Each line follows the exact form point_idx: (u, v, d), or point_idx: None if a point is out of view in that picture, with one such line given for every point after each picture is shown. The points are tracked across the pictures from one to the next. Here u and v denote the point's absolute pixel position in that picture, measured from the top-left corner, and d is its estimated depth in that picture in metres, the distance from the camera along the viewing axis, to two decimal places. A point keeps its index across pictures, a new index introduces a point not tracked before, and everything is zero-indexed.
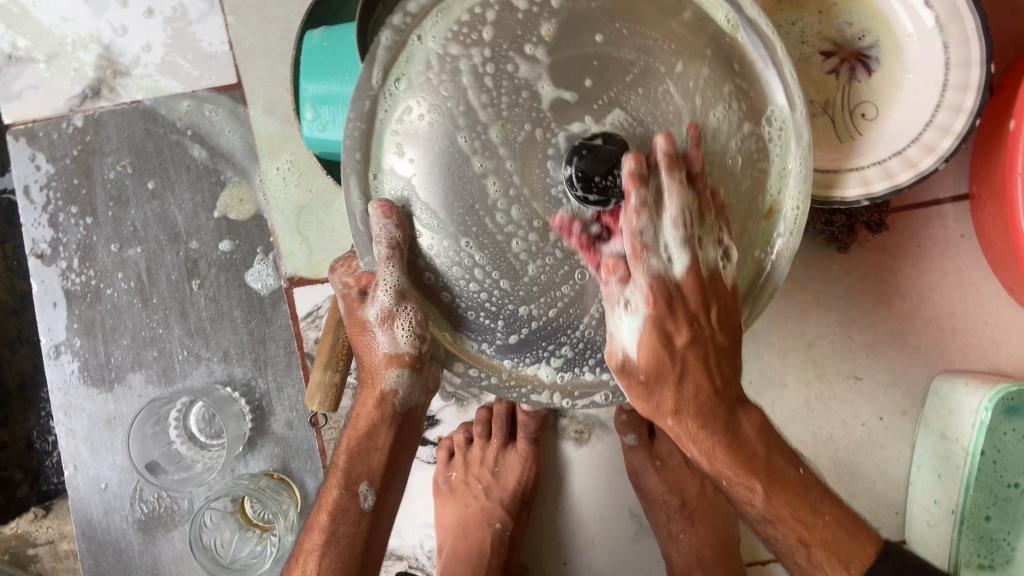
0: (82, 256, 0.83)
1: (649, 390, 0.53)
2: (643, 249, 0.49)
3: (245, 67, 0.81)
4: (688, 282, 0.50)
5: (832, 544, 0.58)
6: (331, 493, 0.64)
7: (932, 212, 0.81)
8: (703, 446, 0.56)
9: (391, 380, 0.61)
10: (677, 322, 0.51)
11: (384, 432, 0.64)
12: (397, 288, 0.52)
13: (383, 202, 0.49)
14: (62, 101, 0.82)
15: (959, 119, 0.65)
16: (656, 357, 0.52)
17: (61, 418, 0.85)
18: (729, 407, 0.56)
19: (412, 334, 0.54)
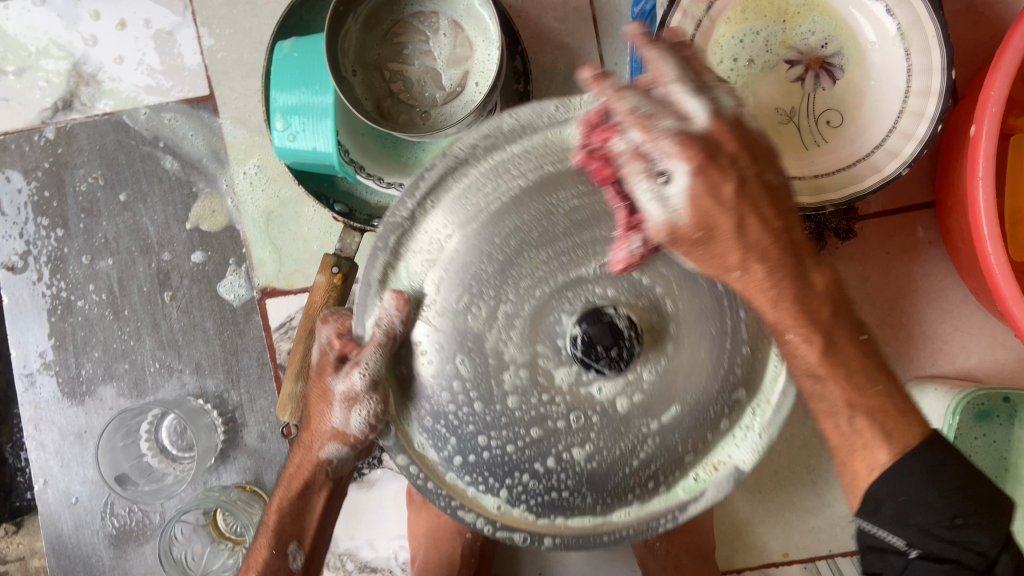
0: (53, 268, 0.83)
1: (705, 250, 0.44)
2: (648, 122, 0.41)
3: (218, 79, 0.81)
4: (721, 131, 0.42)
5: (881, 413, 0.49)
6: (260, 551, 0.60)
7: (899, 220, 0.82)
8: (771, 296, 0.45)
9: (328, 449, 0.56)
10: (723, 171, 0.42)
11: (317, 496, 0.60)
12: (371, 376, 0.48)
13: (398, 291, 0.46)
14: (34, 113, 0.82)
15: (921, 125, 0.66)
16: (704, 211, 0.42)
17: (31, 432, 0.84)
18: (795, 256, 0.46)
19: (368, 424, 0.49)
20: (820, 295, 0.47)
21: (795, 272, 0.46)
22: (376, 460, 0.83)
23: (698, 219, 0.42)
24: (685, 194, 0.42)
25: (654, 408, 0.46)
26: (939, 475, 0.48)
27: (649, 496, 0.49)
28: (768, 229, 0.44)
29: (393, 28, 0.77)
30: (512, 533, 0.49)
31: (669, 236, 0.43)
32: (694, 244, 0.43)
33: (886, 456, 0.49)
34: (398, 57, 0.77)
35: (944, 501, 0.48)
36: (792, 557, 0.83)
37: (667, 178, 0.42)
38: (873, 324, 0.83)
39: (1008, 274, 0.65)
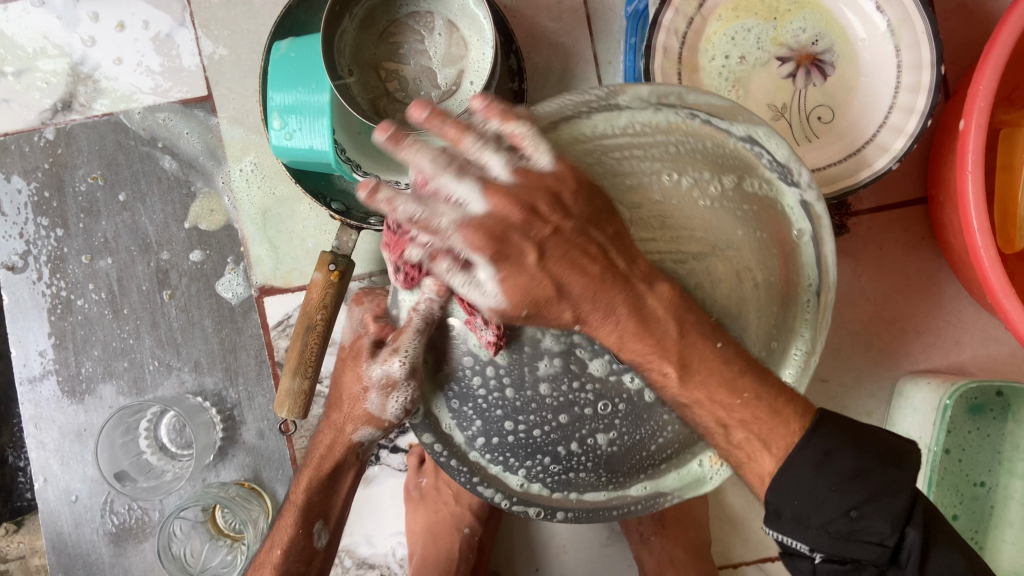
0: (53, 267, 0.83)
1: (535, 322, 0.46)
2: (427, 223, 0.44)
3: (216, 80, 0.82)
4: (505, 206, 0.45)
5: (753, 420, 0.48)
6: (284, 530, 0.62)
7: (892, 215, 0.82)
8: (614, 332, 0.47)
9: (359, 433, 0.61)
10: (518, 240, 0.45)
11: (347, 477, 0.64)
12: (411, 363, 0.52)
13: (442, 280, 0.47)
14: (34, 114, 0.83)
15: (912, 120, 0.67)
16: (526, 289, 0.45)
17: (31, 430, 0.84)
18: (624, 278, 0.47)
19: (404, 408, 0.55)
20: (686, 322, 0.47)
21: (639, 302, 0.47)
22: (374, 457, 0.84)
23: (519, 299, 0.45)
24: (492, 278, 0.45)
25: (684, 400, 0.49)
26: (830, 465, 0.47)
27: (660, 473, 0.53)
28: (585, 276, 0.46)
29: (389, 28, 0.78)
30: (527, 506, 0.54)
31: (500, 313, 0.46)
32: (522, 316, 0.46)
33: (771, 463, 0.48)
34: (395, 57, 0.78)
35: (839, 495, 0.46)
36: None
37: (475, 268, 0.45)
38: (867, 320, 0.84)
39: (998, 266, 0.66)
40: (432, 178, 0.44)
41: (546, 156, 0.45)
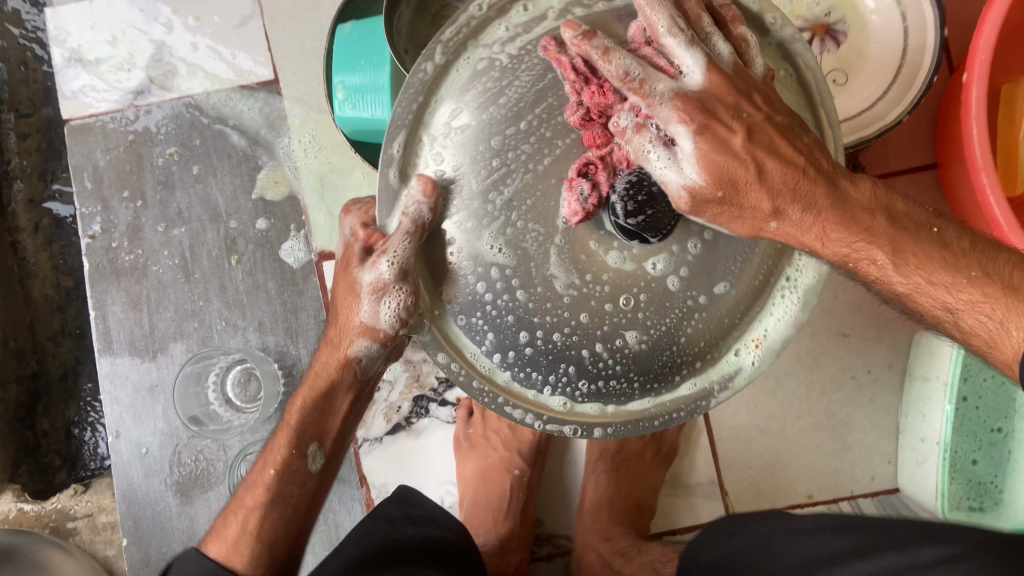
0: (131, 236, 0.91)
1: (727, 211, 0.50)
2: (642, 87, 0.47)
3: (282, 65, 0.90)
4: (718, 86, 0.48)
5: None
6: (281, 443, 0.63)
7: (903, 180, 0.89)
8: (813, 229, 0.51)
9: (357, 347, 0.59)
10: (725, 121, 0.49)
11: (341, 399, 0.62)
12: (402, 264, 0.52)
13: (428, 180, 0.51)
14: (116, 97, 0.91)
15: (919, 77, 0.74)
16: (720, 167, 0.49)
17: (106, 387, 0.91)
18: (830, 182, 0.51)
19: (397, 315, 0.54)
20: (863, 210, 0.52)
21: (813, 200, 0.51)
22: (424, 410, 0.90)
23: (715, 175, 0.49)
24: (692, 155, 0.48)
25: (700, 282, 0.52)
26: None
27: (694, 373, 0.56)
28: (784, 164, 0.50)
29: (440, 12, 0.87)
30: (561, 426, 0.55)
31: (694, 198, 0.49)
32: (726, 197, 0.49)
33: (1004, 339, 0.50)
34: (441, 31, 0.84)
35: None
36: (816, 498, 0.89)
37: (677, 143, 0.48)
38: None
39: (1004, 204, 0.72)
40: (659, 38, 0.48)
41: (756, 60, 0.50)
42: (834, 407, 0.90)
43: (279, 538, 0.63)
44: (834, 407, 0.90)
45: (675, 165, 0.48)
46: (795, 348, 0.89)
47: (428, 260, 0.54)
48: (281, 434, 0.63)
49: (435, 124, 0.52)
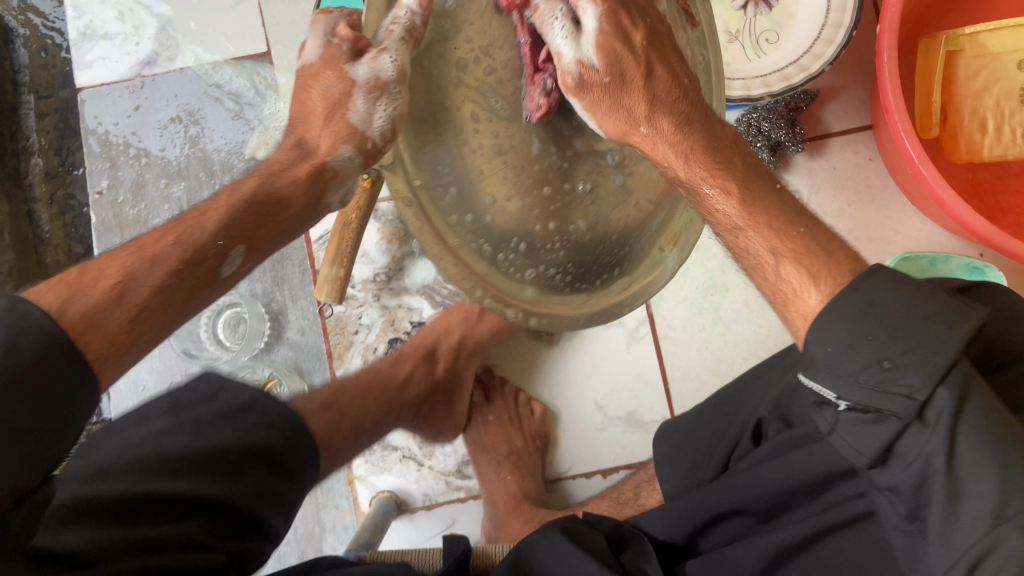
0: (135, 192, 1.00)
1: (615, 96, 0.52)
2: None
3: (274, 39, 1.00)
4: None
5: (805, 255, 0.51)
6: (192, 224, 0.53)
7: (842, 141, 0.97)
8: (685, 138, 0.54)
9: (335, 155, 0.56)
10: (630, 21, 0.52)
11: (251, 217, 0.56)
12: (399, 69, 0.48)
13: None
14: (125, 68, 1.01)
15: (840, 32, 0.83)
16: (612, 51, 0.51)
17: None
18: (702, 107, 0.55)
19: (388, 121, 0.50)
20: (729, 148, 0.55)
21: (682, 116, 0.54)
22: None
23: (607, 58, 0.51)
24: (597, 31, 0.50)
25: (637, 187, 0.58)
26: (872, 312, 0.46)
27: (609, 282, 0.60)
28: (672, 74, 0.53)
29: None
30: (504, 308, 0.53)
31: (583, 76, 0.51)
32: (617, 88, 0.52)
33: (815, 302, 0.50)
34: None
35: (875, 343, 0.45)
36: None
37: (584, 20, 0.50)
38: None
39: (915, 140, 0.80)
40: None
41: None
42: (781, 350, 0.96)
43: (151, 331, 0.49)
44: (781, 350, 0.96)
45: (576, 40, 0.50)
46: (743, 296, 0.96)
47: (425, 79, 0.50)
48: (200, 220, 0.54)
49: None
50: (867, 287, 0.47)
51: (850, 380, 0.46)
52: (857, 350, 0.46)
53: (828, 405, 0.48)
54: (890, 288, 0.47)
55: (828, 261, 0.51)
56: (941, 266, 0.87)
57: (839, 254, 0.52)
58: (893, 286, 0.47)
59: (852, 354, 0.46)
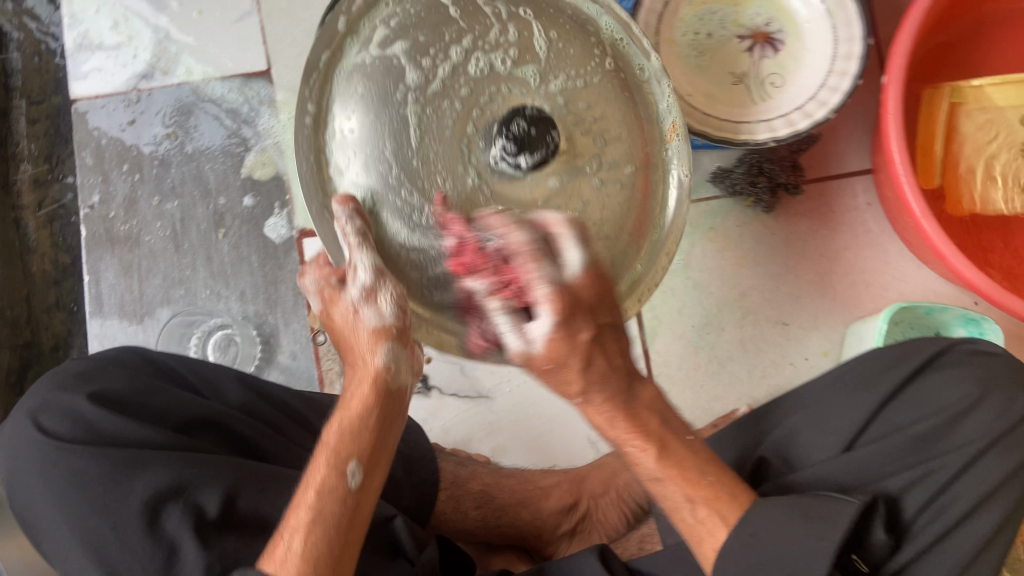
0: (126, 208, 0.98)
1: (556, 376, 0.55)
2: (536, 259, 0.52)
3: (275, 58, 0.99)
4: (586, 282, 0.53)
5: (715, 500, 0.58)
6: (316, 469, 0.57)
7: (842, 184, 0.97)
8: (601, 405, 0.57)
9: (380, 359, 0.60)
10: (581, 317, 0.53)
11: (377, 412, 0.60)
12: (397, 295, 0.59)
13: (342, 198, 0.57)
14: (121, 81, 0.99)
15: (845, 81, 0.82)
16: (563, 348, 0.53)
17: (95, 347, 0.97)
18: (627, 379, 0.58)
19: (398, 302, 0.59)
20: (647, 409, 0.59)
21: (622, 392, 0.58)
22: None
23: (555, 352, 0.53)
24: (545, 336, 0.52)
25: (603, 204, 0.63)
26: (759, 538, 0.56)
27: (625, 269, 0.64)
28: (607, 363, 0.56)
29: None
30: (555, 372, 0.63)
31: (525, 356, 0.54)
32: (551, 368, 0.54)
33: (722, 534, 0.57)
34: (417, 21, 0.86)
35: (759, 572, 0.55)
36: None
37: (534, 322, 0.52)
38: (815, 274, 0.97)
39: (918, 193, 0.80)
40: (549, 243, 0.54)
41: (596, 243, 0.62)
42: (775, 390, 0.96)
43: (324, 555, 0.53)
44: (775, 390, 0.96)
45: (527, 339, 0.53)
46: (737, 336, 0.97)
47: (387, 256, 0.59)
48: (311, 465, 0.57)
49: (339, 140, 0.60)
50: (750, 518, 0.57)
51: None
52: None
53: None
54: (774, 517, 0.56)
55: (722, 505, 0.57)
56: (938, 313, 0.88)
57: (722, 504, 0.57)
58: (778, 518, 0.56)
59: (745, 574, 0.56)
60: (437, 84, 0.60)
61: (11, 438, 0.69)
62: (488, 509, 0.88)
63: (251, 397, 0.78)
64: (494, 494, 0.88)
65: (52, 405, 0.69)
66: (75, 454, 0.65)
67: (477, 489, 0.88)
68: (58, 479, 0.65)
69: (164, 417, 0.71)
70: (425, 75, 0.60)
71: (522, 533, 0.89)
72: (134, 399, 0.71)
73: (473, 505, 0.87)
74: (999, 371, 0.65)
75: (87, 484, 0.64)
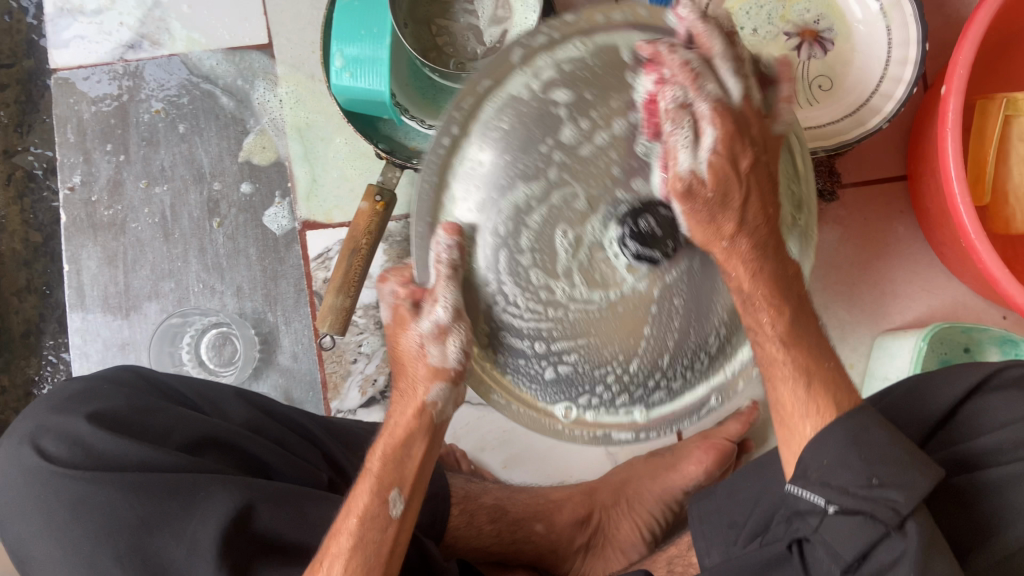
0: (111, 191, 0.91)
1: (712, 216, 0.48)
2: (696, 76, 0.46)
3: (277, 30, 0.90)
4: (734, 122, 0.47)
5: (826, 386, 0.55)
6: (359, 496, 0.57)
7: (877, 189, 0.93)
8: (752, 272, 0.51)
9: (431, 394, 0.55)
10: (743, 146, 0.48)
11: (420, 441, 0.57)
12: (456, 306, 0.50)
13: (452, 224, 0.48)
14: (106, 50, 0.90)
15: (900, 87, 0.78)
16: (723, 171, 0.47)
17: (77, 341, 0.90)
18: (778, 245, 0.52)
19: (465, 349, 0.51)
20: (788, 281, 0.53)
21: (767, 266, 0.51)
22: None
23: (717, 176, 0.47)
24: (711, 150, 0.47)
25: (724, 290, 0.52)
26: (861, 440, 0.53)
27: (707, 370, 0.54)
28: (768, 219, 0.50)
29: None
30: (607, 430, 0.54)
31: (677, 194, 0.47)
32: (715, 207, 0.48)
33: (811, 427, 0.55)
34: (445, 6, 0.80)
35: (865, 463, 0.53)
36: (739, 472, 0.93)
37: (702, 138, 0.47)
38: (843, 283, 0.93)
39: (972, 212, 0.76)
40: (693, 103, 0.47)
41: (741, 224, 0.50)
42: None
43: None
44: None
45: (677, 159, 0.47)
46: None
47: (465, 289, 0.50)
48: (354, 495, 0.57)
49: (463, 166, 0.48)
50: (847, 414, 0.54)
51: (841, 491, 0.53)
52: (854, 468, 0.53)
53: (813, 511, 0.54)
54: (876, 424, 0.54)
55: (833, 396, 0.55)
56: (975, 333, 0.85)
57: (829, 394, 0.55)
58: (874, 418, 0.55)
59: (846, 467, 0.53)
60: (592, 147, 0.47)
61: (3, 461, 0.63)
62: (502, 524, 0.81)
63: (258, 413, 0.72)
64: (507, 507, 0.82)
65: (48, 428, 0.63)
66: (72, 480, 0.59)
67: (490, 503, 0.81)
68: (58, 511, 0.59)
69: (168, 436, 0.64)
70: (581, 136, 0.47)
71: (538, 550, 0.82)
72: (134, 418, 0.64)
73: (487, 519, 0.80)
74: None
75: (89, 513, 0.58)
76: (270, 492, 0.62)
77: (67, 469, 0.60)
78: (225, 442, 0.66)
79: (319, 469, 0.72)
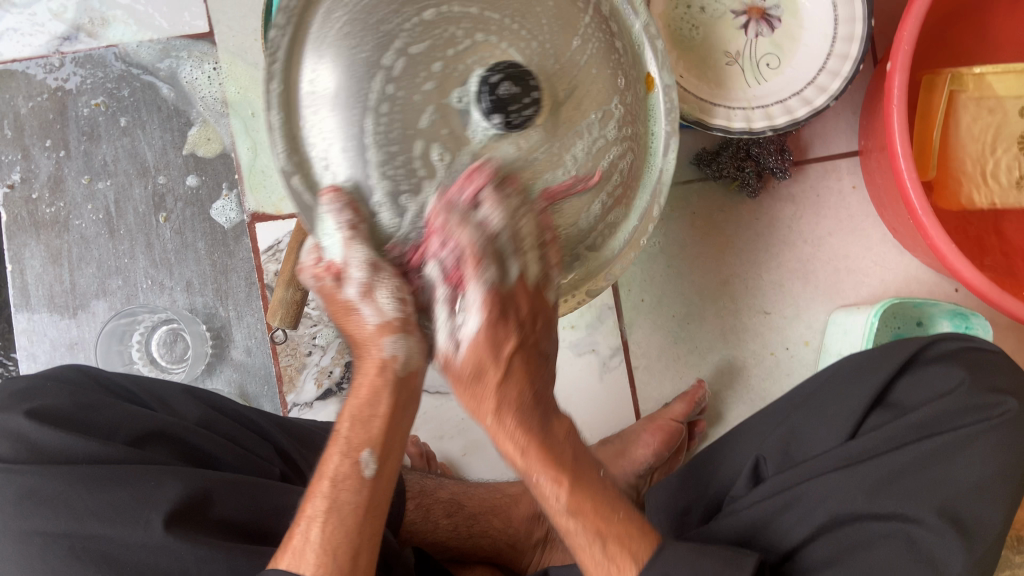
0: (53, 187, 0.88)
1: (474, 393, 0.52)
2: (479, 262, 0.49)
3: (218, 19, 0.87)
4: (493, 314, 0.50)
5: (626, 538, 0.53)
6: (330, 462, 0.53)
7: (829, 166, 0.93)
8: (517, 443, 0.52)
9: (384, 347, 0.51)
10: (508, 328, 0.52)
11: (386, 398, 0.53)
12: (373, 264, 0.48)
13: (333, 187, 0.46)
14: (41, 43, 0.88)
15: (846, 65, 0.78)
16: (477, 369, 0.51)
17: (23, 343, 0.88)
18: (541, 411, 0.54)
19: (398, 301, 0.49)
20: (561, 440, 0.54)
21: (537, 425, 0.53)
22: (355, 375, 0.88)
23: (471, 363, 0.51)
24: (474, 335, 0.50)
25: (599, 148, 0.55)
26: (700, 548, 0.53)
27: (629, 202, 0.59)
28: (512, 388, 0.52)
29: None
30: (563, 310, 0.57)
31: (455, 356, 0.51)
32: (469, 382, 0.52)
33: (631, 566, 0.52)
34: None
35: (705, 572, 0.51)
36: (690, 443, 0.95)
37: (465, 316, 0.50)
38: (798, 261, 0.93)
39: (918, 186, 0.76)
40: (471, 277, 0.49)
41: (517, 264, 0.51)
42: (754, 382, 0.93)
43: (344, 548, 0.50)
44: (754, 382, 0.93)
45: (451, 324, 0.50)
46: (718, 326, 0.94)
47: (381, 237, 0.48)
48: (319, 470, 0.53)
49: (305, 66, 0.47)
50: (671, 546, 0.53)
51: None
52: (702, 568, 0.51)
53: None
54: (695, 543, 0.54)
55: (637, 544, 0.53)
56: (926, 307, 0.86)
57: (614, 546, 0.52)
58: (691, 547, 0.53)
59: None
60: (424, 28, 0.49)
61: None
62: (459, 518, 0.80)
63: (208, 410, 0.70)
64: (463, 501, 0.82)
65: None
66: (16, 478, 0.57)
67: (446, 497, 0.81)
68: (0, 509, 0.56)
69: (113, 433, 0.62)
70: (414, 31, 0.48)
71: (496, 545, 0.82)
72: (76, 416, 0.62)
73: (444, 514, 0.80)
74: (987, 365, 0.62)
75: (34, 508, 0.55)
76: (220, 482, 0.61)
77: (10, 467, 0.57)
78: (172, 439, 0.64)
79: (269, 463, 0.70)
